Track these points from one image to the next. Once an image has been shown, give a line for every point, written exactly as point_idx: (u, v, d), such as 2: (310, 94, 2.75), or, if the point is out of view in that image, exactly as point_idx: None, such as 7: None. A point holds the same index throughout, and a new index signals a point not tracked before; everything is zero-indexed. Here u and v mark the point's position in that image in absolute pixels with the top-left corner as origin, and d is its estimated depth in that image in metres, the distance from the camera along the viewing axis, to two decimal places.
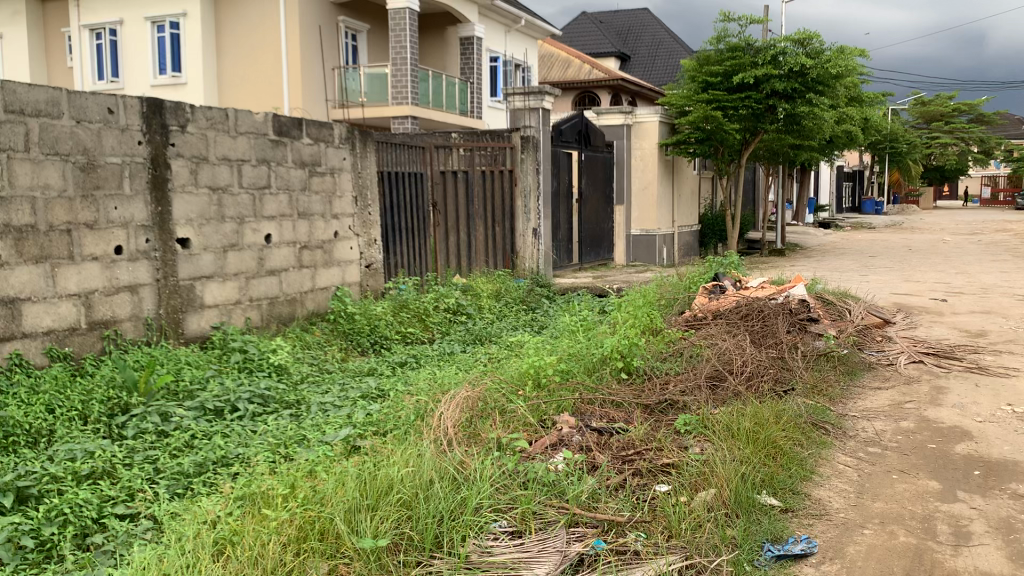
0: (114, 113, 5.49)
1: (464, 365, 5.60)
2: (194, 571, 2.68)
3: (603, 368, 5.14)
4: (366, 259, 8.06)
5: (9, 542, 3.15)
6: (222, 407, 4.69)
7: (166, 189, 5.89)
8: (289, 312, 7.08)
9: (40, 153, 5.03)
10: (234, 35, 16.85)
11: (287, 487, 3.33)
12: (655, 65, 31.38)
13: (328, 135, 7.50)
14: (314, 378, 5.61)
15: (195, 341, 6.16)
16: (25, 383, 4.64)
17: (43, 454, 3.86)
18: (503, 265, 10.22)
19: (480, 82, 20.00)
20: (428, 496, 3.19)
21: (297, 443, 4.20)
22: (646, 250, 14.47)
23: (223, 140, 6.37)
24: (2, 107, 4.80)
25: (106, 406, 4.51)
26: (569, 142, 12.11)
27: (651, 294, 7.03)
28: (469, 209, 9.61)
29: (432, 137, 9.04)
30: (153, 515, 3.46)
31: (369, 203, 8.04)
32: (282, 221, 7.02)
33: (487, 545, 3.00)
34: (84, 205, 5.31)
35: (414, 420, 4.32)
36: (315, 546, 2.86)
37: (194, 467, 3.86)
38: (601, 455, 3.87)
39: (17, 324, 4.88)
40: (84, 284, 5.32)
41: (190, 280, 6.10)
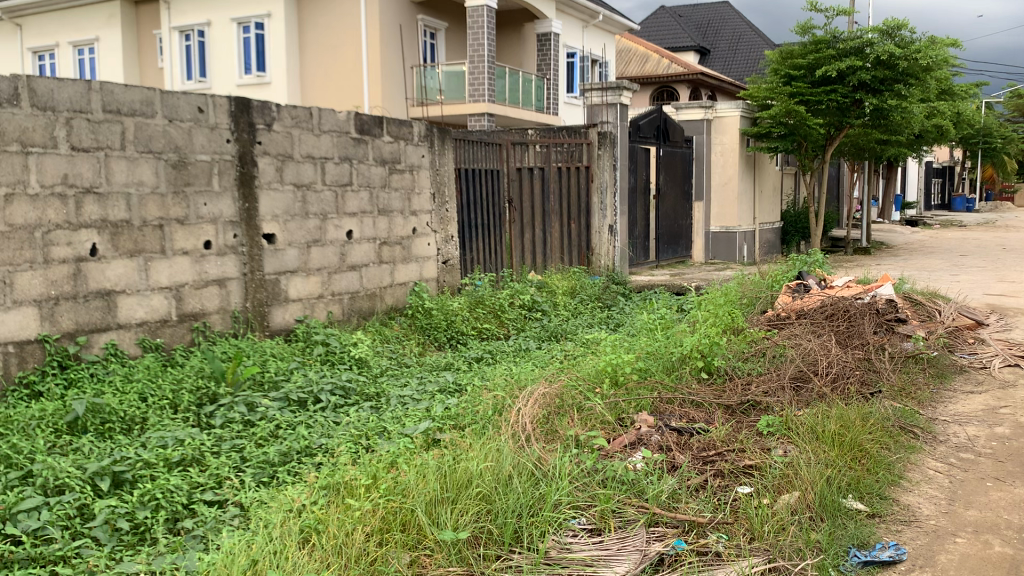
0: (204, 112, 5.67)
1: (540, 362, 5.59)
2: (282, 558, 2.76)
3: (682, 368, 5.08)
4: (443, 255, 8.15)
5: (106, 524, 3.30)
6: (306, 398, 4.80)
7: (252, 186, 6.05)
8: (368, 306, 7.20)
9: (135, 151, 5.23)
10: (316, 35, 17.22)
11: (370, 477, 3.40)
12: (737, 59, 30.78)
13: (408, 133, 7.59)
14: (394, 371, 5.70)
15: (280, 333, 6.33)
16: (120, 372, 4.84)
17: (137, 441, 4.02)
18: (579, 262, 10.19)
19: (557, 78, 19.98)
20: (508, 490, 3.21)
21: (378, 434, 4.28)
22: (725, 247, 14.23)
23: (307, 138, 6.51)
24: (100, 107, 5.01)
25: (195, 395, 4.68)
26: (647, 138, 11.99)
27: (731, 292, 6.91)
28: (545, 205, 9.61)
29: (509, 133, 9.07)
30: (240, 502, 3.57)
31: (446, 200, 8.12)
32: (363, 218, 7.14)
33: (566, 542, 3.00)
34: (176, 201, 5.51)
35: (492, 415, 4.35)
36: (397, 537, 2.91)
37: (279, 457, 3.97)
38: (682, 455, 3.82)
39: (112, 315, 5.11)
40: (175, 277, 5.51)
41: (275, 275, 6.26)
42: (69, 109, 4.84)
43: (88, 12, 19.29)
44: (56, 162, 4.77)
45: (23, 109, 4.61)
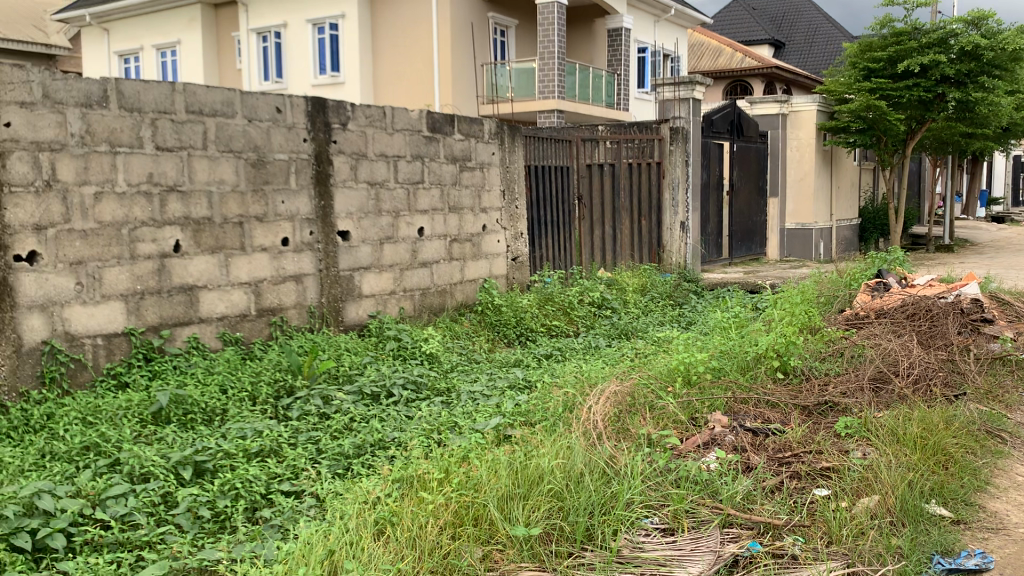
0: (282, 112, 5.80)
1: (610, 360, 5.57)
2: (359, 549, 2.82)
3: (757, 368, 5.00)
4: (513, 252, 8.18)
5: (189, 512, 3.41)
6: (379, 392, 4.89)
7: (328, 184, 6.18)
8: (439, 302, 7.28)
9: (216, 151, 5.38)
10: (388, 35, 17.46)
11: (442, 471, 3.44)
12: (812, 52, 30.07)
13: (479, 131, 7.63)
14: (464, 367, 5.75)
15: (354, 328, 6.45)
16: (202, 365, 5.00)
17: (218, 431, 4.14)
18: (650, 260, 10.10)
19: (628, 74, 19.81)
20: (580, 487, 3.21)
21: (449, 429, 4.32)
22: (801, 244, 13.94)
23: (381, 136, 6.60)
24: (183, 108, 5.17)
25: (273, 388, 4.80)
26: (721, 133, 11.81)
27: (807, 291, 6.77)
28: (616, 202, 9.55)
29: (579, 130, 9.04)
30: (316, 493, 3.65)
31: (516, 197, 8.15)
32: (434, 215, 7.21)
33: (638, 541, 2.98)
34: (255, 199, 5.65)
35: (563, 412, 4.35)
36: (470, 531, 2.95)
37: (354, 449, 4.05)
38: (756, 456, 3.77)
39: (194, 309, 5.29)
40: (254, 274, 5.67)
41: (350, 271, 6.38)
42: (155, 111, 5.01)
43: (170, 16, 19.91)
44: (141, 161, 4.94)
45: (111, 111, 4.79)
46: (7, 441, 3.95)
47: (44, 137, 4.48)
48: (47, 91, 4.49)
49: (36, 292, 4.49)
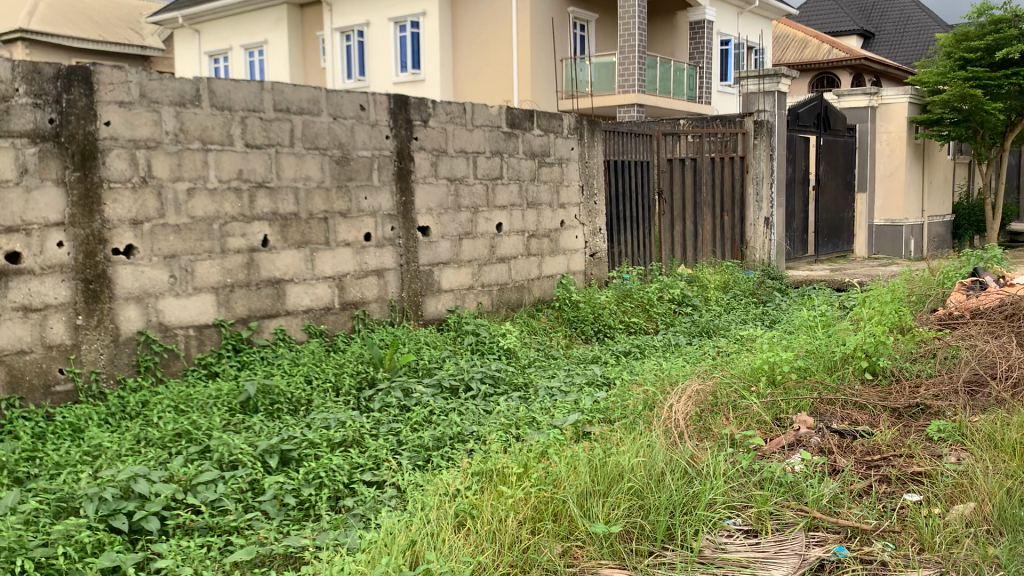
0: (366, 110, 5.90)
1: (691, 359, 5.49)
2: (440, 540, 2.86)
3: (844, 368, 4.86)
4: (591, 248, 8.15)
5: (275, 499, 3.51)
6: (457, 386, 4.94)
7: (410, 180, 6.26)
8: (517, 298, 7.31)
9: (302, 148, 5.51)
10: (468, 32, 17.58)
11: (521, 466, 3.45)
12: (903, 43, 29.01)
13: (558, 126, 7.63)
14: (541, 362, 5.76)
15: (433, 322, 6.52)
16: (288, 356, 5.14)
17: (303, 421, 4.25)
18: (732, 256, 9.91)
19: (710, 67, 19.48)
20: (661, 486, 3.18)
21: (528, 424, 4.33)
22: (890, 241, 13.47)
23: (461, 133, 6.65)
24: (272, 107, 5.30)
25: (355, 379, 4.91)
26: (807, 127, 11.52)
27: (898, 289, 6.55)
28: (697, 197, 9.41)
29: (660, 124, 8.96)
30: (396, 484, 3.72)
31: (595, 192, 8.11)
32: (513, 211, 7.24)
33: (721, 542, 2.94)
34: (339, 195, 5.77)
35: (642, 410, 4.31)
36: (550, 527, 2.94)
37: (433, 441, 4.10)
38: (844, 459, 3.66)
39: (281, 302, 5.44)
40: (338, 268, 5.79)
41: (429, 266, 6.45)
42: (244, 109, 5.16)
43: (258, 16, 20.46)
44: (232, 158, 5.10)
45: (203, 109, 4.95)
46: (105, 426, 4.12)
47: (141, 135, 4.66)
48: (144, 91, 4.65)
49: (133, 285, 4.68)
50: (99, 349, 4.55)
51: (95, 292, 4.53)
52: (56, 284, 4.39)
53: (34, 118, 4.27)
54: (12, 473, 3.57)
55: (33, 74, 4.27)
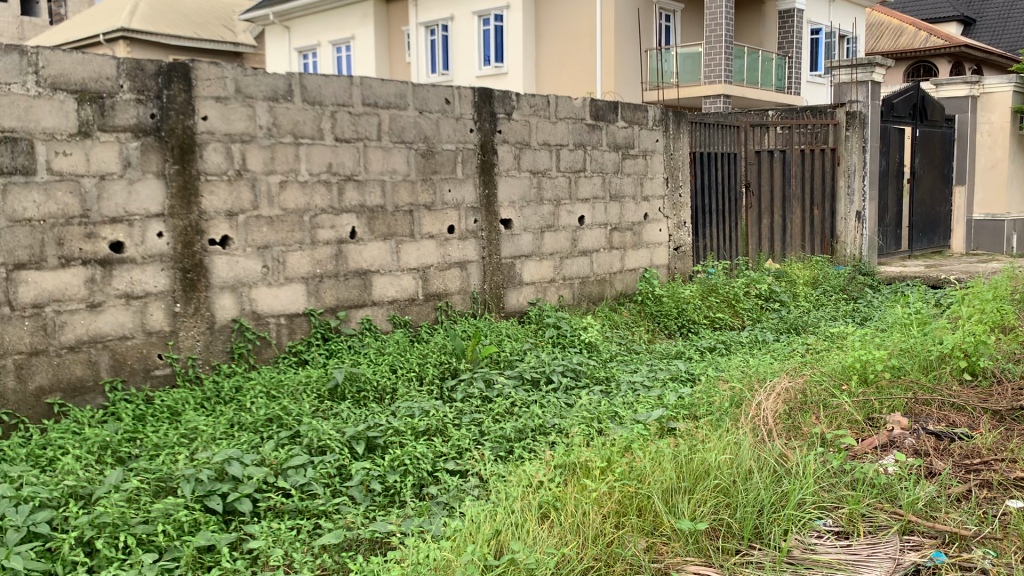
0: (451, 104, 5.96)
1: (779, 356, 5.37)
2: (524, 531, 2.87)
3: (942, 368, 4.69)
4: (675, 242, 8.06)
5: (361, 485, 3.59)
6: (539, 378, 4.95)
7: (493, 173, 6.29)
8: (599, 291, 7.28)
9: (389, 141, 5.60)
10: (552, 24, 17.53)
11: (605, 460, 3.44)
12: (1006, 28, 27.69)
13: (643, 118, 7.55)
14: (623, 357, 5.73)
15: (514, 315, 6.55)
16: (374, 345, 5.25)
17: (388, 409, 4.34)
18: (822, 252, 9.63)
19: (800, 56, 18.99)
20: (748, 484, 3.14)
21: (610, 419, 4.31)
22: (991, 236, 12.89)
23: (545, 126, 6.65)
24: (360, 101, 5.40)
25: (439, 369, 4.98)
26: (902, 118, 11.13)
27: (999, 287, 6.26)
28: (786, 190, 9.18)
29: (747, 115, 8.78)
30: (479, 474, 3.76)
31: (680, 185, 8.01)
32: (596, 204, 7.20)
33: (810, 543, 2.88)
34: (424, 188, 5.84)
35: (729, 407, 4.24)
36: (635, 522, 2.93)
37: (515, 433, 4.13)
38: (940, 461, 3.54)
39: (368, 293, 5.56)
40: (422, 259, 5.87)
41: (511, 259, 6.48)
42: (334, 104, 5.27)
43: (345, 12, 20.85)
44: (322, 152, 5.22)
45: (295, 104, 5.08)
46: (201, 410, 4.28)
47: (236, 129, 4.81)
48: (239, 86, 4.80)
49: (228, 275, 4.84)
50: (196, 336, 4.73)
51: (192, 280, 4.70)
52: (156, 272, 4.58)
53: (136, 114, 4.45)
54: (115, 453, 3.74)
55: (137, 71, 4.45)
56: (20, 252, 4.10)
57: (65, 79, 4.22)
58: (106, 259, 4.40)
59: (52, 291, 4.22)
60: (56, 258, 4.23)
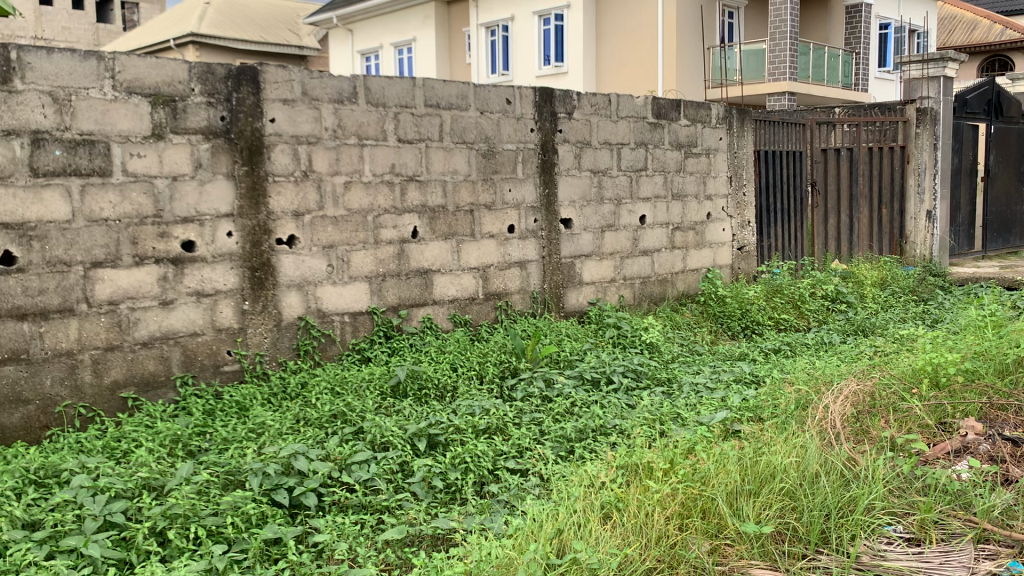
0: (512, 103, 5.98)
1: (846, 358, 5.26)
2: (587, 531, 2.87)
3: (1018, 372, 4.53)
4: (739, 241, 7.96)
5: (423, 481, 3.63)
6: (599, 378, 4.94)
7: (553, 173, 6.29)
8: (660, 292, 7.22)
9: (451, 142, 5.65)
10: (613, 22, 17.45)
11: (668, 461, 3.42)
12: None
13: (706, 115, 7.47)
14: (685, 358, 5.68)
15: (574, 314, 6.55)
16: (435, 343, 5.30)
17: (449, 407, 4.38)
18: (891, 252, 9.42)
19: (868, 52, 18.55)
20: (815, 488, 3.09)
21: (673, 420, 4.28)
22: None
23: (606, 124, 6.62)
24: (423, 102, 5.45)
25: (499, 368, 5.00)
26: (975, 113, 10.78)
27: None
28: (853, 188, 8.97)
29: (814, 112, 8.60)
30: (540, 473, 3.77)
31: (744, 184, 7.91)
32: (657, 203, 7.15)
33: (880, 549, 2.82)
34: (485, 187, 5.88)
35: (795, 409, 4.17)
36: (699, 524, 2.91)
37: (576, 433, 4.13)
38: (1017, 469, 3.42)
39: (429, 292, 5.62)
40: (483, 259, 5.91)
41: (572, 258, 6.47)
42: (397, 105, 5.33)
43: (408, 14, 21.06)
44: (385, 153, 5.29)
45: (360, 106, 5.15)
46: (268, 405, 4.39)
47: (302, 131, 4.90)
48: (306, 89, 4.89)
49: (294, 273, 4.94)
50: (263, 333, 4.85)
51: (259, 279, 4.81)
52: (225, 271, 4.70)
53: (207, 116, 4.57)
54: (186, 446, 3.85)
55: (208, 75, 4.56)
56: (97, 251, 4.25)
57: (140, 83, 4.35)
58: (178, 258, 4.53)
59: (126, 288, 4.36)
60: (131, 257, 4.36)
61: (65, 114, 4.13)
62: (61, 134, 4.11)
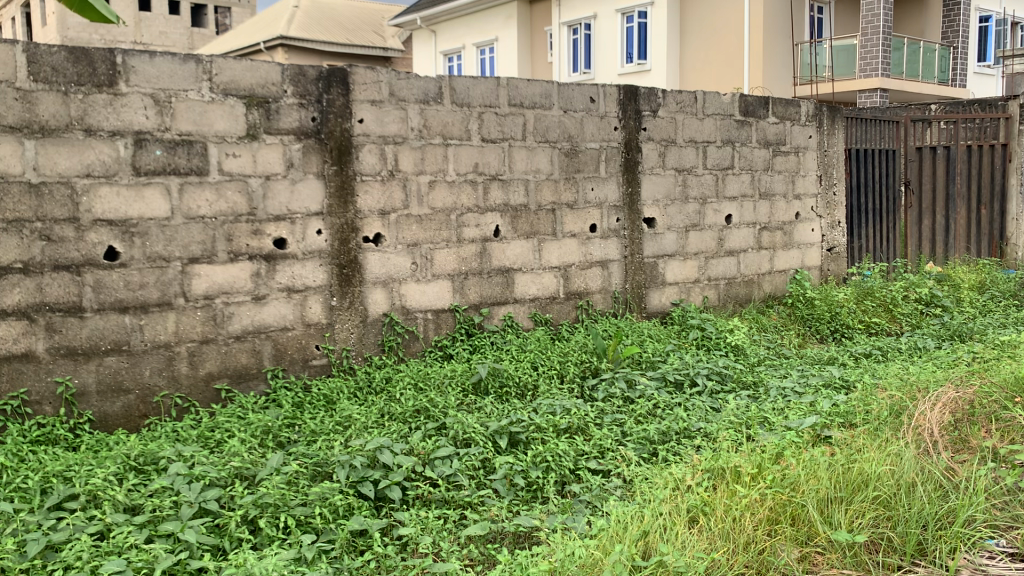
0: (595, 102, 5.96)
1: (942, 364, 5.07)
2: (674, 534, 2.85)
3: None
4: (829, 242, 7.78)
5: (505, 479, 3.66)
6: (682, 380, 4.89)
7: (637, 172, 6.24)
8: (745, 293, 7.09)
9: (535, 141, 5.67)
10: (698, 19, 17.20)
11: (755, 466, 3.36)
12: None
13: (795, 113, 7.31)
14: (772, 361, 5.56)
15: (657, 315, 6.48)
16: (516, 342, 5.32)
17: (530, 405, 4.40)
18: (989, 254, 8.90)
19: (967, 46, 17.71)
20: (911, 497, 3.00)
21: (759, 424, 4.20)
22: None
23: (691, 122, 6.53)
24: (507, 102, 5.48)
25: (580, 368, 5.00)
26: None
27: None
28: (949, 188, 8.61)
29: (909, 109, 8.38)
30: (622, 474, 3.76)
31: (834, 183, 7.72)
32: (744, 202, 7.02)
33: (982, 563, 2.73)
34: (567, 187, 5.88)
35: (888, 417, 4.04)
36: (789, 530, 2.85)
37: (659, 435, 4.09)
38: None
39: (510, 291, 5.65)
40: (564, 258, 5.91)
41: (654, 258, 6.41)
42: (481, 105, 5.37)
43: (490, 14, 21.17)
44: (469, 152, 5.34)
45: (445, 106, 5.21)
46: (354, 399, 4.48)
47: (389, 131, 4.98)
48: (393, 90, 4.97)
49: (380, 271, 5.03)
50: (350, 329, 4.96)
51: (347, 275, 4.92)
52: (315, 268, 4.82)
53: (299, 117, 4.69)
54: (276, 438, 3.97)
55: (299, 77, 4.68)
56: (194, 247, 4.41)
57: (236, 85, 4.50)
58: (270, 255, 4.66)
59: (221, 283, 4.51)
60: (225, 253, 4.51)
61: (166, 115, 4.29)
62: (162, 135, 4.28)
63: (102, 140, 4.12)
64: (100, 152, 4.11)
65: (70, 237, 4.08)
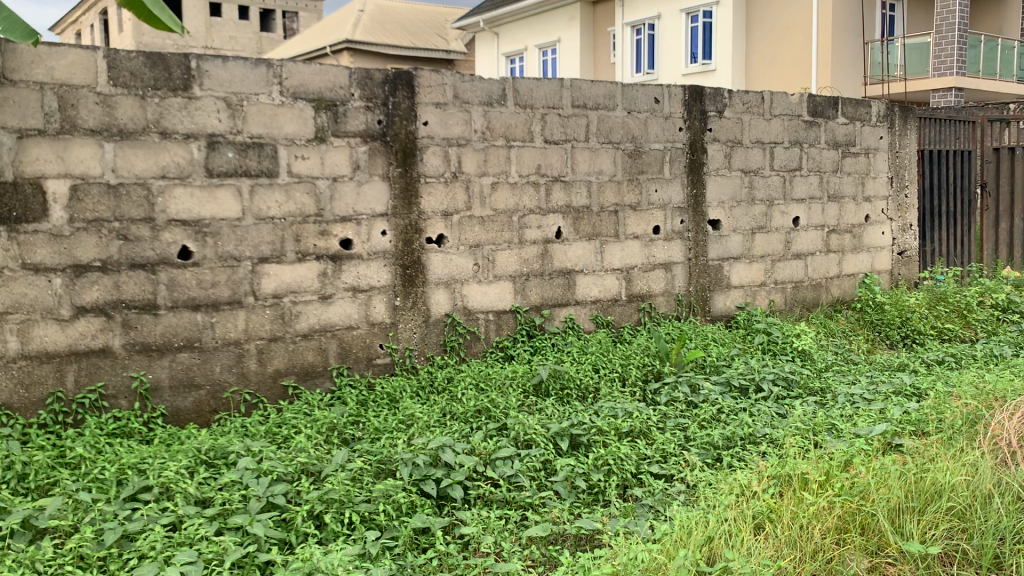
0: (660, 103, 5.92)
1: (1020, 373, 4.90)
2: (739, 540, 2.81)
3: None
4: (900, 245, 7.60)
5: (567, 481, 3.66)
6: (747, 386, 4.82)
7: (702, 173, 6.17)
8: (813, 297, 6.96)
9: (598, 142, 5.65)
10: (764, 19, 16.93)
11: (823, 473, 3.29)
12: None
13: (866, 113, 7.15)
14: (840, 367, 5.44)
15: (721, 319, 6.40)
16: (577, 344, 5.31)
17: (591, 407, 4.39)
18: None
19: None
20: (987, 510, 2.91)
21: (827, 431, 4.11)
22: None
23: (758, 123, 6.44)
24: (570, 103, 5.49)
25: (642, 371, 4.97)
26: None
27: None
28: None
29: (987, 108, 8.02)
30: (685, 479, 3.72)
31: (905, 184, 7.55)
32: (812, 205, 6.89)
33: None
34: (630, 188, 5.85)
35: (963, 425, 3.92)
36: (858, 540, 2.79)
37: (724, 440, 4.04)
38: None
39: (572, 292, 5.65)
40: (627, 260, 5.88)
41: (719, 261, 6.33)
42: (544, 107, 5.38)
43: (553, 15, 21.17)
44: (532, 154, 5.36)
45: (508, 108, 5.23)
46: (416, 398, 4.54)
47: (453, 133, 5.03)
48: (458, 92, 5.01)
49: (442, 271, 5.08)
50: (413, 329, 5.01)
51: (410, 276, 4.98)
52: (380, 268, 4.89)
53: (365, 120, 4.76)
54: (340, 435, 4.04)
55: (366, 81, 4.76)
56: (263, 247, 4.51)
57: (304, 89, 4.59)
58: (337, 255, 4.75)
59: (290, 283, 4.61)
60: (294, 253, 4.61)
61: (238, 118, 4.41)
62: (233, 137, 4.40)
63: (177, 143, 4.24)
64: (175, 154, 4.24)
65: (146, 237, 4.20)
